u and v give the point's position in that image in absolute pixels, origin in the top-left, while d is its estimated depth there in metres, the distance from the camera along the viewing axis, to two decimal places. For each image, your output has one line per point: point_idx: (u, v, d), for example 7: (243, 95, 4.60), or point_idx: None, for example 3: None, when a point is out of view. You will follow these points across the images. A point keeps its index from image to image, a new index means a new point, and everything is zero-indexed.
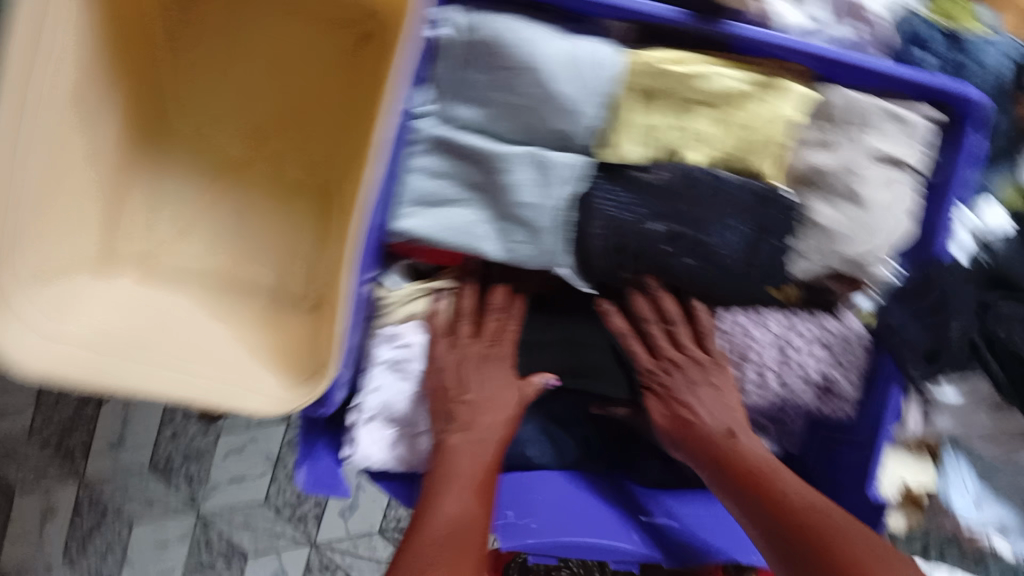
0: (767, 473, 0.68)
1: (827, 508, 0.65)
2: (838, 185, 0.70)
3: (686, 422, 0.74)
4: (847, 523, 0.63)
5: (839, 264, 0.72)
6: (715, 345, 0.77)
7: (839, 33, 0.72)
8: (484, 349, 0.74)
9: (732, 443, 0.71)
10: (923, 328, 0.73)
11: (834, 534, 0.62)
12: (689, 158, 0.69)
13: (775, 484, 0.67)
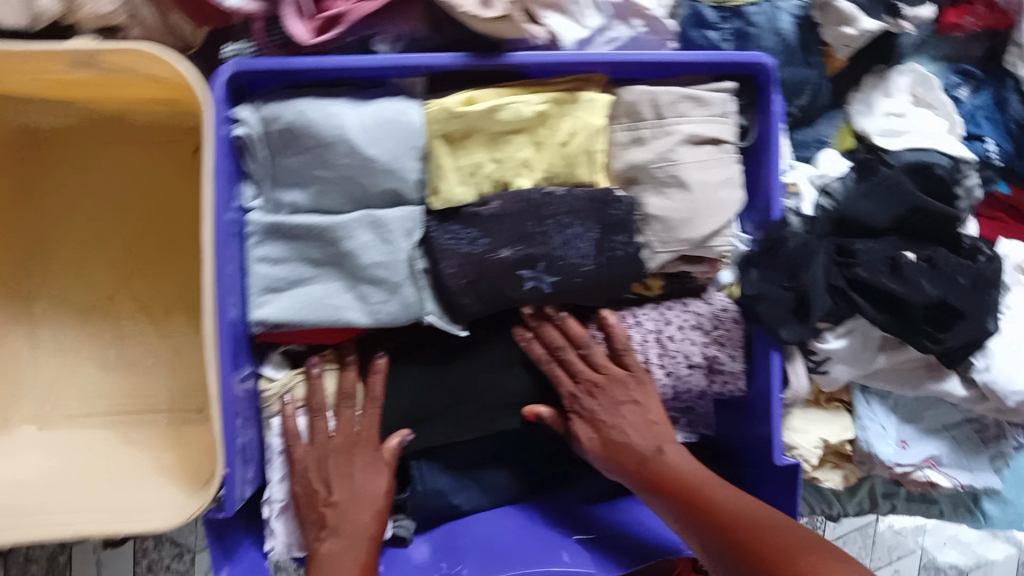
0: (701, 482, 0.72)
1: (759, 505, 0.69)
2: (660, 175, 0.74)
3: (610, 445, 0.77)
4: (779, 515, 0.68)
5: (684, 248, 0.75)
6: (634, 359, 0.78)
7: (624, 35, 0.77)
8: (346, 438, 0.75)
9: (661, 460, 0.75)
10: (782, 291, 0.75)
11: (770, 527, 0.66)
12: (518, 184, 0.74)
13: (709, 491, 0.71)
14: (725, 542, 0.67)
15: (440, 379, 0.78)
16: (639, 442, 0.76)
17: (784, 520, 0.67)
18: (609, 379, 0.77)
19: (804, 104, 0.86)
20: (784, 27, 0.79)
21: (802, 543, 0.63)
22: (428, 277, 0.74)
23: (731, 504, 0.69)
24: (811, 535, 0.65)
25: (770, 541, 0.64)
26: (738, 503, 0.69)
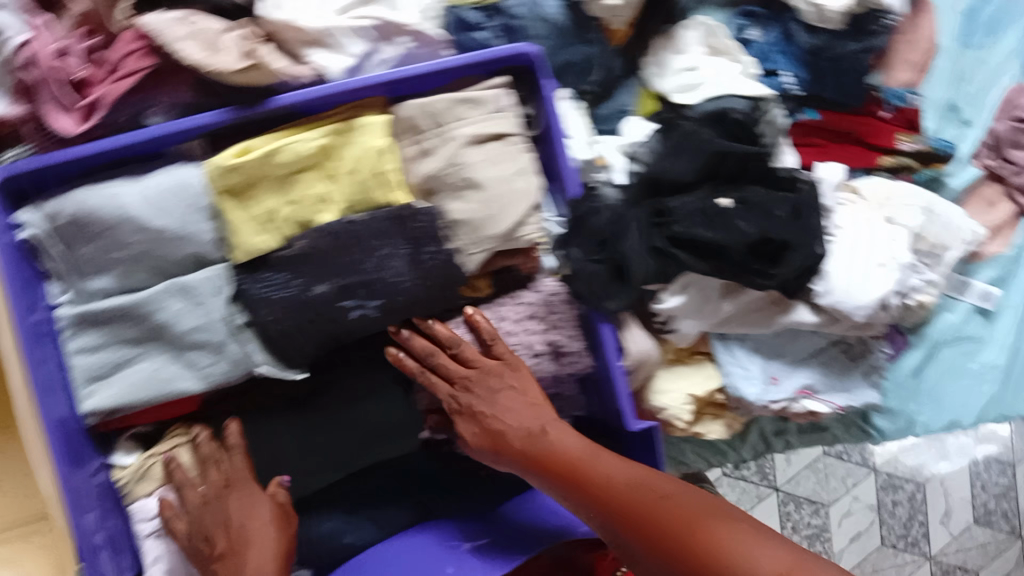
0: (588, 458, 0.71)
1: (645, 474, 0.68)
2: (452, 180, 0.75)
3: (496, 437, 0.75)
4: (664, 482, 0.67)
5: (494, 244, 0.76)
6: (502, 346, 0.78)
7: (395, 53, 0.78)
8: (235, 479, 0.73)
9: (547, 439, 0.74)
10: (590, 261, 0.79)
11: (656, 498, 0.64)
12: (319, 220, 0.75)
13: (595, 469, 0.70)
14: (615, 519, 0.66)
15: (292, 427, 0.78)
16: (523, 427, 0.75)
17: (668, 486, 0.66)
18: (480, 372, 0.77)
19: (597, 79, 0.88)
20: (549, 11, 0.80)
21: (689, 510, 0.62)
22: (250, 330, 0.75)
23: (618, 479, 0.68)
24: (692, 499, 0.64)
25: (655, 514, 0.63)
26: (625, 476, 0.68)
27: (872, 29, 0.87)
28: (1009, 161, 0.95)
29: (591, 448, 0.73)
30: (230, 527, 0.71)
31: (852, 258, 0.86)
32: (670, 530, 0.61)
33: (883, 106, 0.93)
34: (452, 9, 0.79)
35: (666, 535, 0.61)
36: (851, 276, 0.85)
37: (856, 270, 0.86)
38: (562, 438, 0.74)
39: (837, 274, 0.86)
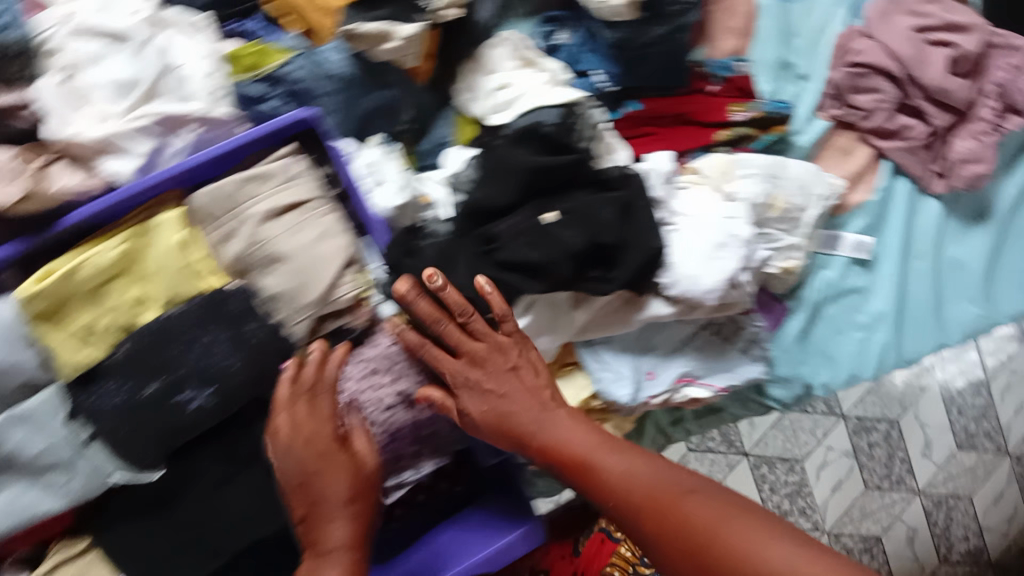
0: (614, 446, 0.71)
1: (654, 471, 0.67)
2: (259, 257, 0.76)
3: (509, 421, 0.76)
4: (676, 480, 0.66)
5: (314, 309, 0.77)
6: (513, 322, 0.79)
7: (184, 142, 0.78)
8: (324, 442, 0.74)
9: (551, 440, 0.74)
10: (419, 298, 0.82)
11: (672, 498, 0.64)
12: (141, 321, 0.77)
13: (607, 466, 0.70)
14: (631, 525, 0.66)
15: (165, 523, 0.81)
16: (522, 416, 0.76)
17: (682, 483, 0.65)
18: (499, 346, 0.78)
19: (409, 118, 0.87)
20: (332, 67, 0.80)
21: (707, 513, 0.62)
22: (98, 441, 0.77)
23: (633, 475, 0.68)
24: (711, 496, 0.63)
25: (670, 517, 0.63)
26: (633, 474, 0.68)
27: (668, 11, 0.86)
28: (853, 107, 0.93)
29: (600, 440, 0.73)
30: (305, 483, 0.73)
31: (691, 242, 0.84)
32: (696, 537, 0.61)
33: (712, 80, 0.92)
34: (236, 86, 0.79)
35: (687, 542, 0.61)
36: (693, 261, 0.84)
37: (696, 253, 0.84)
38: (569, 446, 0.73)
39: (679, 262, 0.84)
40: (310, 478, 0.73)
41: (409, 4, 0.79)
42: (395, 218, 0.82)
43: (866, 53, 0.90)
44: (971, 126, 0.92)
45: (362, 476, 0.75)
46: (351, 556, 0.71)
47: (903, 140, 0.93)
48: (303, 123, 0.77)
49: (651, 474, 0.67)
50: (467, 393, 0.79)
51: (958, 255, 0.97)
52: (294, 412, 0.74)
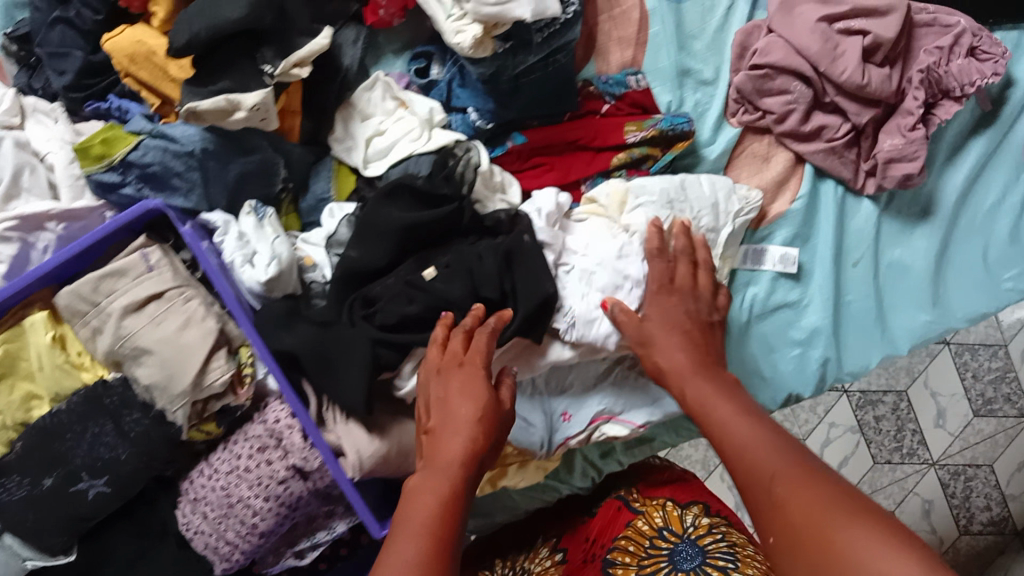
0: (745, 436, 0.59)
1: (781, 471, 0.54)
2: (127, 351, 0.75)
3: (661, 374, 0.73)
4: (799, 474, 0.54)
5: (187, 397, 0.76)
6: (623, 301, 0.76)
7: (50, 237, 0.78)
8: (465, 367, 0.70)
9: (706, 402, 0.66)
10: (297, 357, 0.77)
11: (763, 478, 0.55)
12: (33, 417, 0.79)
13: (736, 442, 0.60)
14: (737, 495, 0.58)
15: None
16: (688, 390, 0.69)
17: (802, 472, 0.54)
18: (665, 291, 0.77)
19: (286, 177, 0.84)
20: (186, 142, 0.78)
21: (808, 510, 0.51)
22: (9, 533, 0.78)
23: (754, 459, 0.57)
24: (808, 488, 0.52)
25: (762, 499, 0.55)
26: (761, 460, 0.57)
27: (536, 40, 0.79)
28: (763, 110, 0.85)
29: (741, 409, 0.63)
30: (445, 409, 0.68)
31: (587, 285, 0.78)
32: (797, 532, 0.50)
33: (605, 99, 0.85)
34: (88, 176, 0.77)
35: (774, 526, 0.52)
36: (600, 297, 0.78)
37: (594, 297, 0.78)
38: (704, 400, 0.67)
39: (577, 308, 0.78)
40: (449, 396, 0.68)
41: (252, 70, 0.76)
42: (268, 289, 0.78)
43: (769, 52, 0.82)
44: (897, 118, 0.83)
45: (489, 421, 0.67)
46: (462, 476, 0.63)
47: (825, 140, 0.85)
48: (155, 212, 0.77)
49: (811, 492, 0.51)
50: (654, 318, 0.75)
51: (900, 258, 0.89)
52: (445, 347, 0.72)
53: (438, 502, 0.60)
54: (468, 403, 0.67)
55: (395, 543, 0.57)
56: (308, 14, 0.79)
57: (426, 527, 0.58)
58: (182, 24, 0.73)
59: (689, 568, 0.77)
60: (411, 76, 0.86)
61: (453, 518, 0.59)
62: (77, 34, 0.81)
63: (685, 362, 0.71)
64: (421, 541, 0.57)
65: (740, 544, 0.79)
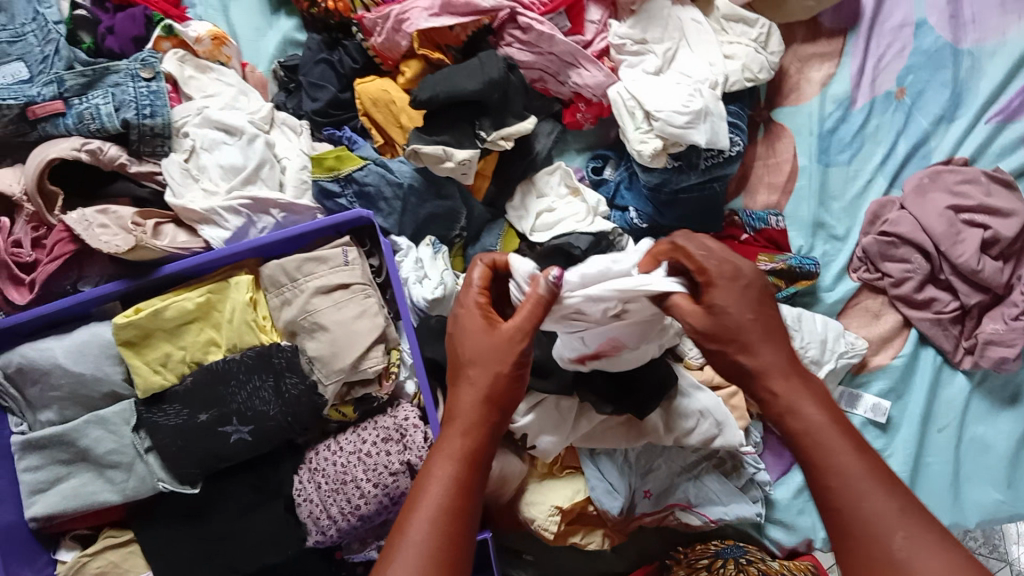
0: (856, 483, 0.53)
1: (902, 526, 0.52)
2: (307, 324, 0.90)
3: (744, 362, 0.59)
4: (919, 535, 0.51)
5: (344, 375, 0.90)
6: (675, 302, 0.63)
7: (271, 222, 0.94)
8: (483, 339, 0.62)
9: (796, 419, 0.57)
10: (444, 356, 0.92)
11: (877, 533, 0.52)
12: (209, 360, 0.91)
13: (839, 499, 0.54)
14: (833, 541, 0.54)
15: (190, 536, 0.92)
16: (781, 397, 0.58)
17: (919, 529, 0.52)
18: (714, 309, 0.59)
19: (464, 226, 0.99)
20: (398, 174, 0.95)
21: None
22: (153, 453, 0.91)
23: (864, 507, 0.53)
24: (934, 559, 0.50)
25: (872, 557, 0.52)
26: (868, 516, 0.52)
27: (701, 165, 0.94)
28: (883, 273, 0.96)
29: (842, 438, 0.56)
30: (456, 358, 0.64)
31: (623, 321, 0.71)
32: (871, 543, 0.52)
33: (745, 229, 0.98)
34: (316, 181, 0.95)
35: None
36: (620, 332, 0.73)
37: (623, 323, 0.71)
38: (799, 413, 0.57)
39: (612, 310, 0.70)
40: (468, 337, 0.63)
41: (470, 132, 0.94)
42: (430, 307, 0.94)
43: (898, 224, 0.94)
44: (1001, 308, 0.93)
45: (510, 382, 0.62)
46: (476, 441, 0.60)
47: (933, 311, 0.95)
48: (362, 220, 0.93)
49: (893, 522, 0.52)
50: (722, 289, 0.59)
51: (982, 434, 0.94)
52: (472, 298, 0.65)
53: (451, 496, 0.57)
54: (478, 342, 0.62)
55: (408, 534, 0.55)
56: (522, 102, 0.96)
57: (440, 524, 0.56)
58: (427, 84, 0.92)
59: (732, 556, 0.92)
60: (587, 171, 1.02)
61: (463, 507, 0.57)
62: (335, 74, 1.02)
63: (775, 364, 0.58)
64: (433, 533, 0.55)
65: (782, 569, 0.91)
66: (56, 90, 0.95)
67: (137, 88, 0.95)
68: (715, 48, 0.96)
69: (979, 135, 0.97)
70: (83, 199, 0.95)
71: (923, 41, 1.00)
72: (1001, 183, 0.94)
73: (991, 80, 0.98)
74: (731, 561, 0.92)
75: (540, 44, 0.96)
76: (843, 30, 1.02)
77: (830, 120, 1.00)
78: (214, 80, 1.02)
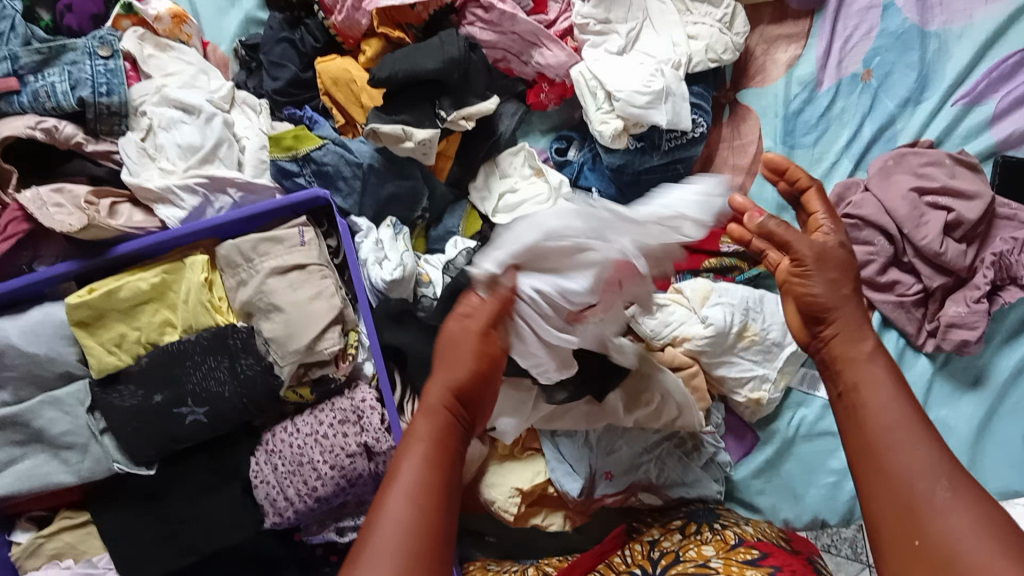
0: (903, 432, 0.57)
1: (948, 475, 0.54)
2: (262, 305, 0.89)
3: (827, 315, 0.64)
4: (962, 493, 0.53)
5: (299, 356, 0.89)
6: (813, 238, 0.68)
7: (227, 202, 0.93)
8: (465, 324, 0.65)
9: (864, 370, 0.62)
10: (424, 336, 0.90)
11: (921, 478, 0.54)
12: (164, 341, 0.90)
13: (889, 449, 0.57)
14: (871, 489, 0.57)
15: (146, 518, 0.91)
16: (853, 349, 0.63)
17: (964, 485, 0.53)
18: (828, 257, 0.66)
19: (426, 207, 0.99)
20: (357, 153, 0.94)
21: (964, 528, 0.51)
22: (108, 434, 0.89)
23: (914, 452, 0.56)
24: (969, 510, 0.52)
25: (912, 495, 0.54)
26: (914, 466, 0.55)
27: (664, 146, 0.93)
28: None
29: (900, 393, 0.60)
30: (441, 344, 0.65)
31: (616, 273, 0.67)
32: (913, 487, 0.54)
33: None
34: (273, 161, 0.94)
35: (924, 534, 0.52)
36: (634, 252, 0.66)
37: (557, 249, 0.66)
38: (864, 368, 0.62)
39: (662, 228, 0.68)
40: (458, 344, 0.63)
41: (430, 112, 0.93)
42: (388, 288, 0.92)
43: (862, 206, 0.93)
44: (965, 291, 0.92)
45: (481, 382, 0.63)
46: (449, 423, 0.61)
47: (896, 294, 0.94)
48: (320, 200, 0.92)
49: (932, 469, 0.55)
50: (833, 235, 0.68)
51: (946, 418, 0.93)
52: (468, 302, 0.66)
53: (429, 480, 0.57)
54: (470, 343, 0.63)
55: (387, 505, 0.55)
56: (484, 82, 0.95)
57: (414, 507, 0.55)
58: (386, 63, 0.91)
59: (704, 520, 0.89)
60: (551, 152, 1.01)
61: (435, 490, 0.57)
62: (296, 53, 1.00)
63: (859, 320, 0.64)
64: (410, 513, 0.55)
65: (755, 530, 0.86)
66: (9, 67, 0.92)
67: (94, 66, 0.93)
68: (680, 29, 0.95)
69: (945, 117, 0.96)
70: (38, 178, 0.94)
71: (890, 23, 0.99)
72: (965, 165, 0.93)
73: (957, 62, 0.97)
74: (705, 525, 0.88)
75: (502, 24, 0.95)
76: (809, 11, 1.01)
77: (796, 101, 0.99)
78: (175, 58, 1.00)
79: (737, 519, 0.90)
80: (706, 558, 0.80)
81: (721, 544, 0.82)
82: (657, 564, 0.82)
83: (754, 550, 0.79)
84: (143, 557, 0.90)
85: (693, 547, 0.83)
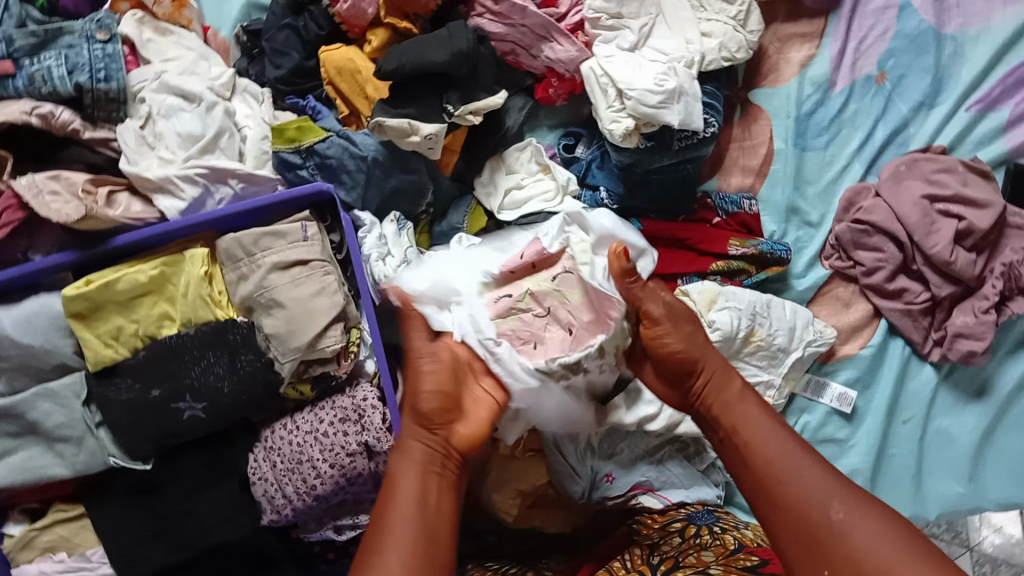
0: (782, 464, 0.66)
1: (838, 496, 0.63)
2: (263, 300, 0.88)
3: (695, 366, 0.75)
4: (852, 508, 0.62)
5: (299, 353, 0.87)
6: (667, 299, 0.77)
7: (228, 193, 0.91)
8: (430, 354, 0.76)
9: (740, 411, 0.71)
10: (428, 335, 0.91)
11: (815, 505, 0.63)
12: (162, 335, 0.88)
13: (782, 483, 0.65)
14: (777, 523, 0.64)
15: (141, 512, 0.90)
16: (727, 397, 0.73)
17: (851, 500, 0.62)
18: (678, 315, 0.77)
19: (431, 202, 0.97)
20: (363, 147, 0.92)
21: (866, 544, 0.59)
22: (105, 428, 0.88)
23: (798, 481, 0.64)
24: (861, 520, 0.61)
25: (814, 525, 0.62)
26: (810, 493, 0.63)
27: (674, 146, 0.91)
28: (854, 261, 0.94)
29: (771, 425, 0.69)
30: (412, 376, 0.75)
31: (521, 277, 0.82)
32: (808, 519, 0.62)
33: (717, 212, 0.96)
34: (276, 152, 0.93)
35: (834, 559, 0.60)
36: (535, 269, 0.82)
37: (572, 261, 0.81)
38: (737, 409, 0.72)
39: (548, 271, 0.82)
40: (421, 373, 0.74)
41: (436, 106, 0.90)
42: (392, 285, 0.92)
43: (873, 212, 0.92)
44: (973, 300, 0.91)
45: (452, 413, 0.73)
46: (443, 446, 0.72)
47: (904, 302, 0.93)
48: (323, 194, 0.90)
49: (819, 490, 0.63)
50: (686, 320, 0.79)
51: (947, 427, 0.93)
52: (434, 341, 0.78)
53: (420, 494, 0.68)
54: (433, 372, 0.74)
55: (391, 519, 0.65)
56: (492, 76, 0.93)
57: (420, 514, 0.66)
58: (393, 55, 0.88)
59: (703, 523, 0.88)
60: (558, 149, 1.00)
61: (437, 513, 0.67)
62: (299, 41, 0.97)
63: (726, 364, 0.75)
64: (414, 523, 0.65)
65: (753, 536, 0.85)
66: (5, 50, 0.90)
67: (92, 51, 0.91)
68: (693, 25, 0.93)
69: (959, 123, 0.95)
70: (34, 164, 0.92)
71: (906, 24, 0.97)
72: (978, 173, 0.92)
73: (973, 67, 0.96)
74: (705, 527, 0.87)
75: (512, 16, 0.93)
76: (824, 10, 0.99)
77: (808, 102, 0.98)
78: (174, 43, 0.97)
79: (735, 523, 0.90)
80: (707, 564, 0.79)
81: (721, 551, 0.81)
82: (658, 568, 0.80)
83: (753, 556, 0.79)
84: (138, 552, 0.90)
85: (694, 553, 0.82)
